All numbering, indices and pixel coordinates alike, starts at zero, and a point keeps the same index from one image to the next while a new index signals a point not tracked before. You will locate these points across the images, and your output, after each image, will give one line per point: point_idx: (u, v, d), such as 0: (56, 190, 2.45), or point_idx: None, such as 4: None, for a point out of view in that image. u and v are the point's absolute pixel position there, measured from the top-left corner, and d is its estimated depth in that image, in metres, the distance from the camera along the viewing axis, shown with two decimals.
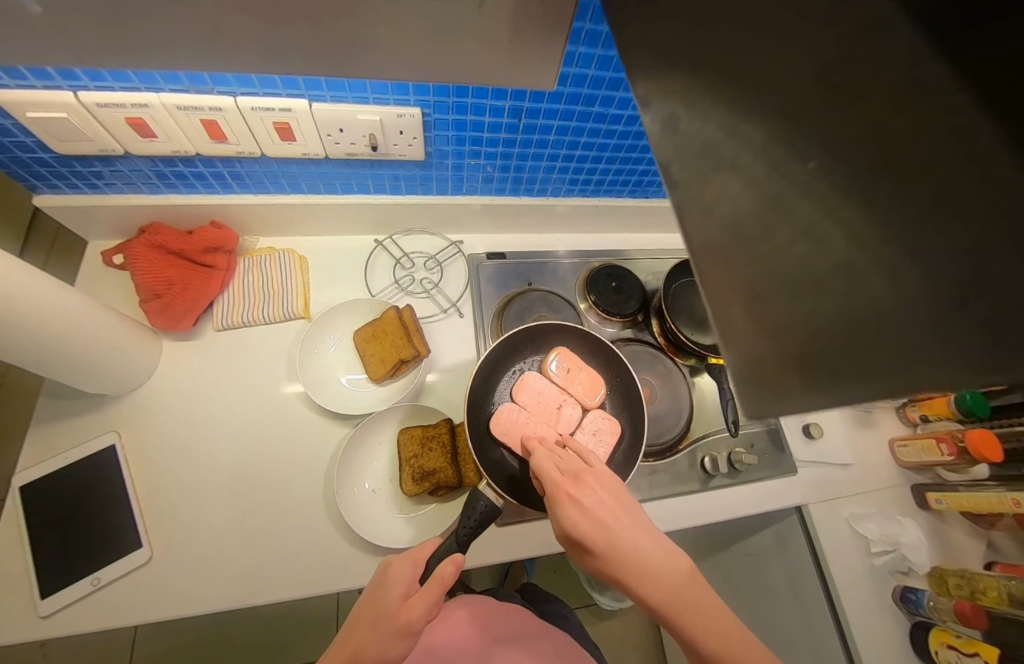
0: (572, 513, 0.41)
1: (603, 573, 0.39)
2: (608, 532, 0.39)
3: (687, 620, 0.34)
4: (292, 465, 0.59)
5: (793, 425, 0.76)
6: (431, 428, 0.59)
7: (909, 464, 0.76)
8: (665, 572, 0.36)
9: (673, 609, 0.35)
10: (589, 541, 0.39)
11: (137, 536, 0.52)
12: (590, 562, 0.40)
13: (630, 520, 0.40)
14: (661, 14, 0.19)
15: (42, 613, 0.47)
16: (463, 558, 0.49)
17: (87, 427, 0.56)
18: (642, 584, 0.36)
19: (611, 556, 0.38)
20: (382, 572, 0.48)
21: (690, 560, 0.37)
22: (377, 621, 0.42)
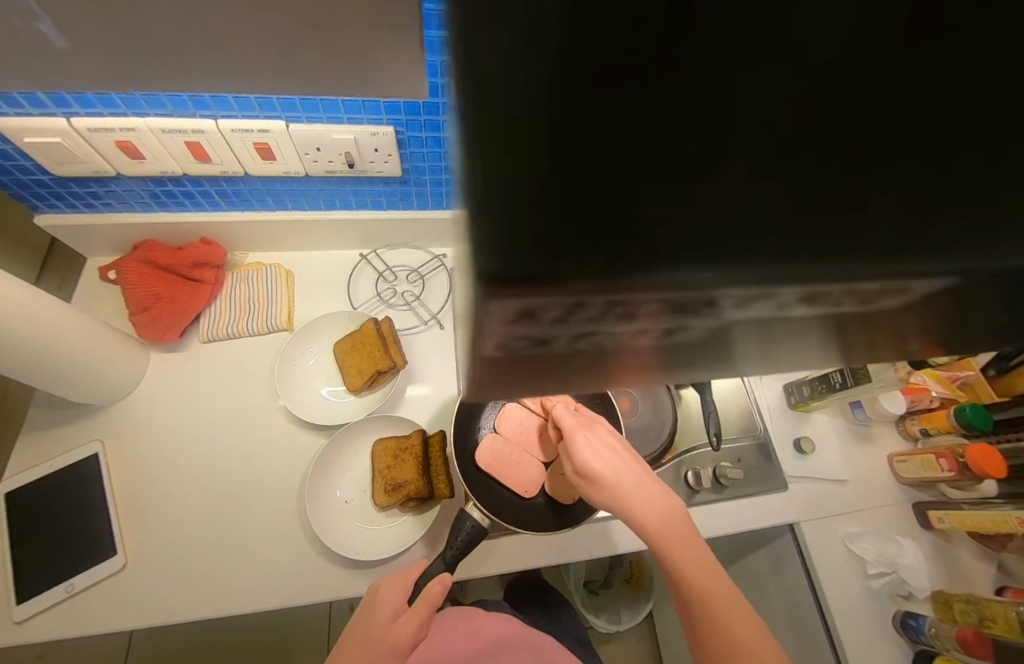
0: (586, 451, 0.49)
1: (604, 499, 0.47)
2: (614, 468, 0.48)
3: (667, 538, 0.43)
4: (266, 475, 0.59)
5: (783, 439, 0.73)
6: (404, 440, 0.59)
7: (909, 481, 0.73)
8: (655, 500, 0.45)
9: (657, 529, 0.44)
10: (597, 473, 0.48)
11: (113, 543, 0.53)
12: (593, 491, 0.48)
13: (632, 463, 0.48)
14: None
15: (18, 619, 0.48)
16: (452, 575, 0.48)
17: (72, 436, 0.58)
18: (636, 506, 0.45)
19: (614, 486, 0.46)
20: (371, 596, 0.48)
21: (678, 499, 0.46)
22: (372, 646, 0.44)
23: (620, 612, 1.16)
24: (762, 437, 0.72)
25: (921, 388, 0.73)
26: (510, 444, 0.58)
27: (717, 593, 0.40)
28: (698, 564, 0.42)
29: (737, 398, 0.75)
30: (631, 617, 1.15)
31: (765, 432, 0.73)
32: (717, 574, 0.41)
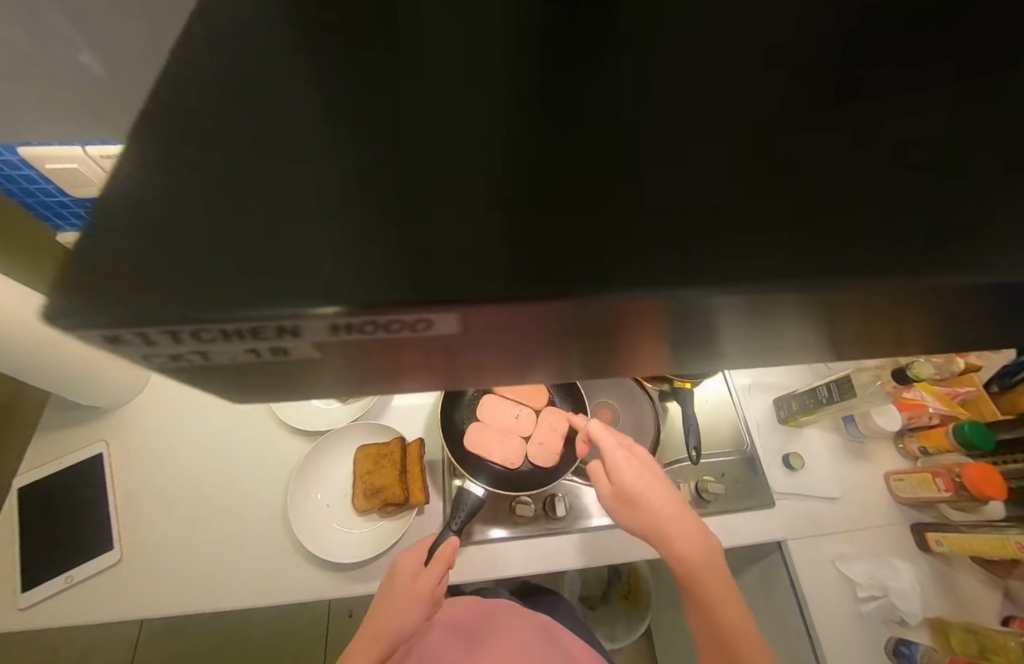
0: (626, 472, 0.50)
1: (639, 520, 0.49)
2: (652, 492, 0.49)
3: (701, 566, 0.45)
4: (254, 478, 0.62)
5: (772, 454, 0.72)
6: (384, 447, 0.61)
7: (908, 500, 0.70)
8: (690, 529, 0.47)
9: (692, 558, 0.46)
10: (636, 495, 0.49)
11: (110, 538, 0.56)
12: (629, 512, 0.50)
13: (667, 489, 0.50)
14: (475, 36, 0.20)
15: (22, 606, 0.52)
16: (459, 540, 0.55)
17: (80, 436, 0.62)
18: (674, 532, 0.47)
19: (651, 510, 0.48)
20: (391, 568, 0.54)
21: (709, 528, 0.48)
22: (395, 599, 0.51)
23: (616, 627, 1.14)
24: (749, 452, 0.71)
25: (918, 404, 0.70)
26: (491, 427, 0.64)
27: (738, 619, 0.43)
28: (725, 593, 0.44)
29: (724, 410, 0.74)
30: (627, 634, 1.13)
31: (753, 447, 0.72)
32: (739, 602, 0.45)
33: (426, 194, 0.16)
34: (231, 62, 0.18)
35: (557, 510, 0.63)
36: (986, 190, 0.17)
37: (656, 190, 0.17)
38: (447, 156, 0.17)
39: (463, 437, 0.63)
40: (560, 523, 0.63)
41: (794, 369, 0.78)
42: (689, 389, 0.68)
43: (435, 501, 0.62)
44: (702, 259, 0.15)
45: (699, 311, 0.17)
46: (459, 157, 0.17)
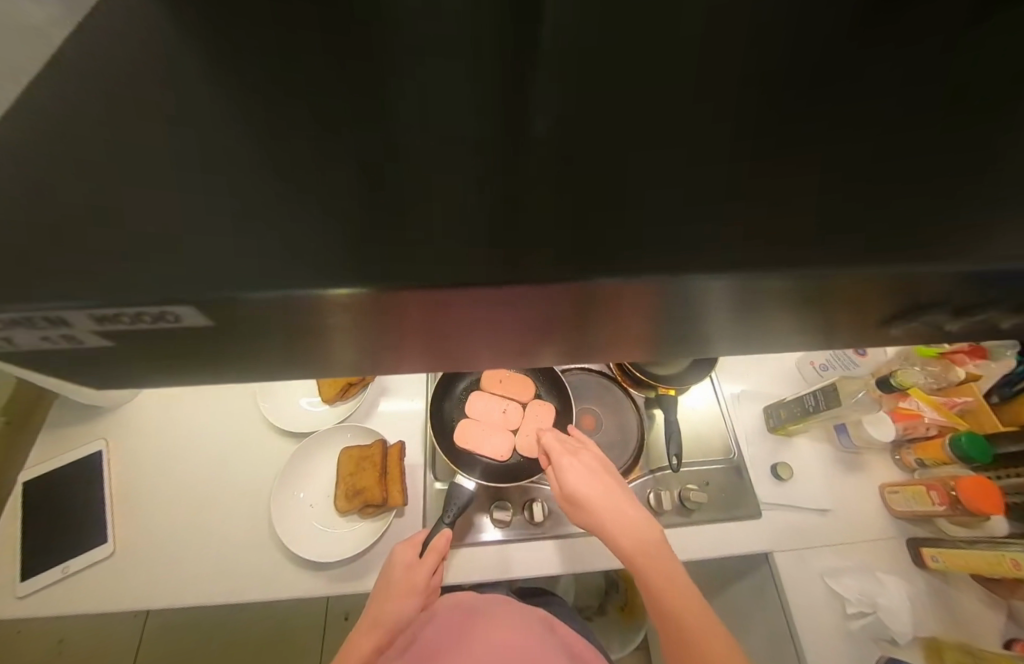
0: (571, 477, 0.53)
1: (588, 521, 0.51)
2: (599, 495, 0.51)
3: (649, 560, 0.48)
4: (241, 477, 0.64)
5: (760, 464, 0.70)
6: (366, 449, 0.63)
7: (903, 515, 0.68)
8: (636, 525, 0.50)
9: (640, 553, 0.48)
10: (583, 498, 0.51)
11: (103, 532, 0.59)
12: (579, 515, 0.52)
13: (614, 487, 0.53)
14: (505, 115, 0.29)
15: (19, 595, 0.55)
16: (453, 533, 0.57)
17: (82, 434, 0.65)
18: (619, 529, 0.50)
19: (598, 511, 0.51)
20: (388, 559, 0.56)
21: (655, 521, 0.51)
22: (391, 591, 0.53)
23: (611, 639, 1.12)
24: (737, 460, 0.70)
25: (913, 414, 0.68)
26: (481, 423, 0.65)
27: (689, 607, 0.46)
28: (675, 583, 0.47)
29: (711, 417, 0.73)
30: (622, 647, 1.10)
31: (740, 456, 0.71)
32: (690, 590, 0.47)
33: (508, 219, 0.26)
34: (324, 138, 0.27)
35: (536, 516, 0.63)
36: (846, 220, 0.26)
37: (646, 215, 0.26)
38: (520, 194, 0.26)
39: (453, 433, 0.65)
40: (540, 528, 0.64)
41: (783, 378, 0.77)
42: (673, 395, 0.67)
43: (415, 504, 0.63)
44: (647, 259, 0.24)
45: (602, 290, 0.25)
46: (526, 195, 0.26)
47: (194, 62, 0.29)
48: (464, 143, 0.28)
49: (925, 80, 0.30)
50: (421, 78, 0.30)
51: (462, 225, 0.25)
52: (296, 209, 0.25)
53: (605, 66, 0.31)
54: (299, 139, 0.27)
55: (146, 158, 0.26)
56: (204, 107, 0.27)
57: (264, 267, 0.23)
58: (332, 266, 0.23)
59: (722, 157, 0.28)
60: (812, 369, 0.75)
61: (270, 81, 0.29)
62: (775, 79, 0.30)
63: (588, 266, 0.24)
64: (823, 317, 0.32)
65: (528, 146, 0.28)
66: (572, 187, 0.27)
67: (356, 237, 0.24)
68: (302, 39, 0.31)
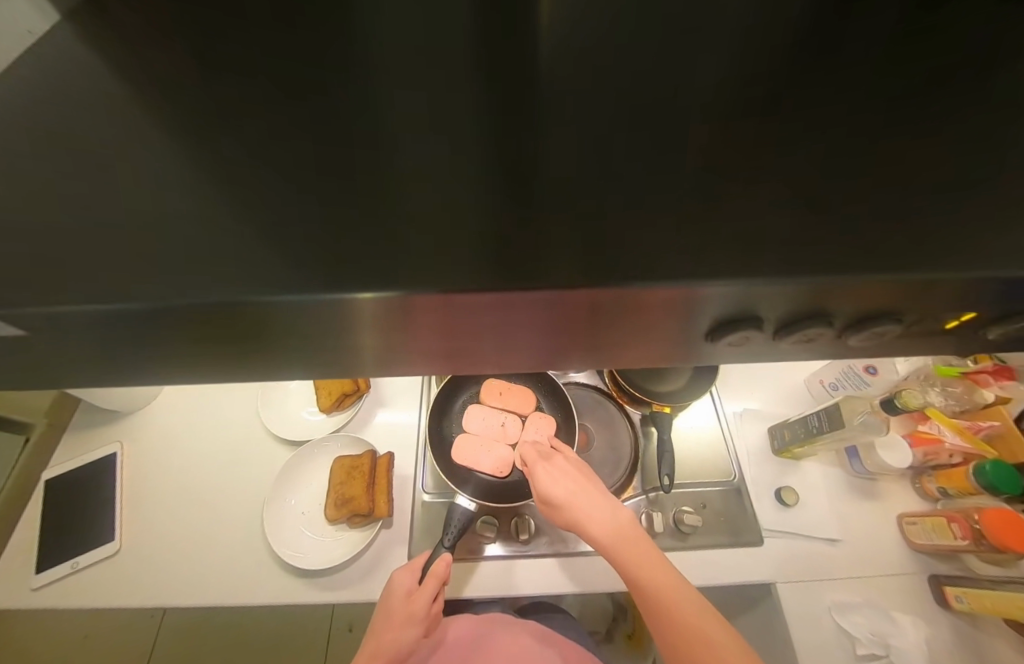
0: (545, 479, 0.54)
1: (568, 522, 0.52)
2: (574, 495, 0.52)
3: (631, 558, 0.47)
4: (239, 483, 0.66)
5: (764, 488, 0.67)
6: (356, 459, 0.64)
7: (925, 549, 0.62)
8: (614, 522, 0.50)
9: (620, 549, 0.48)
10: (558, 499, 0.52)
11: (111, 531, 0.62)
12: (559, 517, 0.53)
13: (590, 486, 0.53)
14: (505, 130, 0.30)
15: (35, 586, 0.59)
16: (453, 557, 0.56)
17: (101, 437, 0.70)
18: (597, 528, 0.49)
19: (574, 511, 0.51)
20: (387, 587, 0.55)
21: (633, 516, 0.50)
22: (390, 619, 0.52)
23: None
24: (737, 482, 0.67)
25: (934, 439, 0.63)
26: (480, 438, 0.64)
27: (682, 603, 0.43)
28: (664, 580, 0.45)
29: (711, 437, 0.70)
30: None
31: (741, 478, 0.67)
32: (683, 586, 0.45)
33: (509, 229, 0.26)
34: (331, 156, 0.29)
35: (522, 533, 0.62)
36: (831, 235, 0.26)
37: (637, 228, 0.26)
38: (524, 208, 0.27)
39: (453, 449, 0.64)
40: (529, 546, 0.62)
41: (791, 397, 0.74)
42: (668, 415, 0.65)
43: (402, 515, 0.63)
44: (643, 270, 0.25)
45: (609, 299, 0.26)
46: (527, 208, 0.27)
47: (164, 85, 0.31)
48: (459, 158, 0.29)
49: (874, 99, 0.30)
50: (381, 100, 0.31)
51: (419, 235, 0.26)
52: (259, 224, 0.26)
53: (559, 85, 0.32)
54: (257, 159, 0.28)
55: (134, 175, 0.28)
56: (185, 130, 0.29)
57: (228, 282, 0.25)
58: (292, 278, 0.25)
59: (670, 174, 0.28)
60: (821, 388, 0.71)
61: (234, 103, 0.30)
62: (726, 97, 0.31)
63: (597, 279, 0.25)
64: (784, 332, 0.31)
65: (523, 159, 0.29)
66: (526, 197, 0.28)
67: (361, 249, 0.26)
68: (269, 63, 0.32)
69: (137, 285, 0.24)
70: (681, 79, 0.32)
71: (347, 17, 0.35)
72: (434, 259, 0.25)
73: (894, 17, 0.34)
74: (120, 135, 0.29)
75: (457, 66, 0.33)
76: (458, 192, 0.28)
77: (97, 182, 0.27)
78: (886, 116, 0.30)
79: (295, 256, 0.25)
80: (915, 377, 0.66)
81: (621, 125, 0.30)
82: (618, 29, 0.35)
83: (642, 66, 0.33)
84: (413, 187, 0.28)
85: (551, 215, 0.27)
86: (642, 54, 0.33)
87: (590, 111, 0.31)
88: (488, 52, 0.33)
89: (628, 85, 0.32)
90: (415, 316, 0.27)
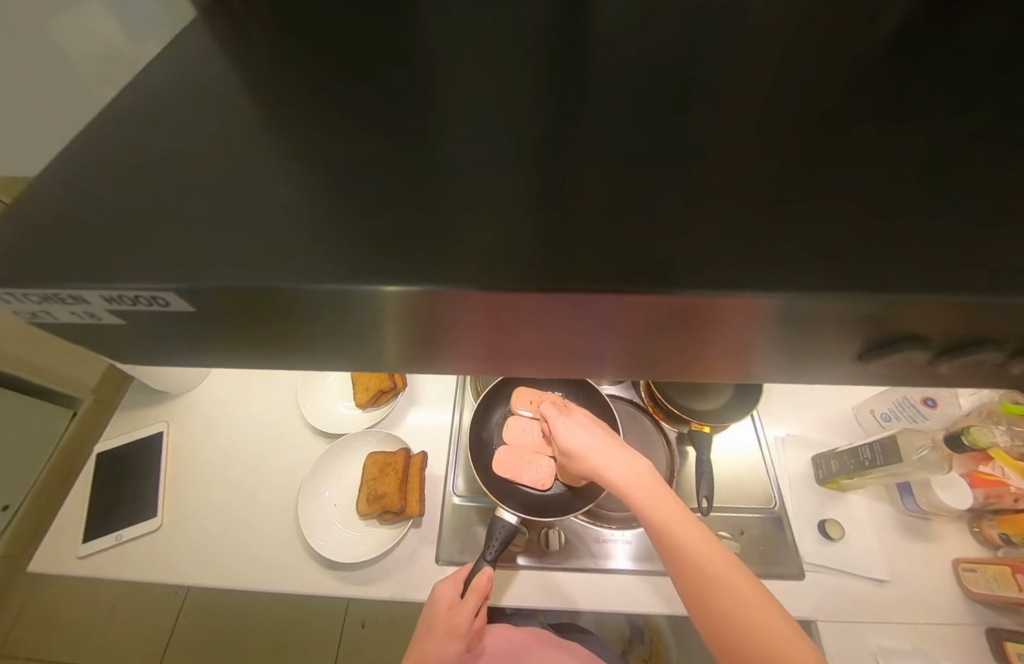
0: (562, 429, 0.54)
1: (582, 470, 0.52)
2: (588, 442, 0.52)
3: (644, 499, 0.46)
4: (273, 472, 0.67)
5: (807, 519, 0.64)
6: (390, 456, 0.65)
7: (981, 598, 0.58)
8: (629, 467, 0.49)
9: (632, 491, 0.47)
10: (572, 446, 0.52)
11: (154, 508, 0.64)
12: (573, 465, 0.53)
13: (607, 436, 0.53)
14: (567, 129, 0.29)
15: (81, 554, 0.62)
16: (495, 571, 0.54)
17: (149, 416, 0.73)
18: (610, 471, 0.49)
19: (587, 457, 0.51)
20: (430, 596, 0.55)
21: (650, 465, 0.49)
22: (432, 630, 0.52)
23: None
24: (778, 509, 0.64)
25: (997, 481, 0.59)
26: (519, 449, 0.64)
27: (695, 543, 0.41)
28: (677, 521, 0.43)
29: (750, 461, 0.68)
30: None
31: (783, 507, 0.64)
32: (700, 530, 0.43)
33: (551, 231, 0.25)
34: (391, 149, 0.29)
35: (551, 544, 0.62)
36: (934, 248, 0.23)
37: (703, 234, 0.24)
38: (576, 208, 0.26)
39: (492, 460, 0.64)
40: (559, 558, 0.62)
41: (838, 426, 0.70)
42: (707, 434, 0.63)
43: (431, 516, 0.63)
44: (704, 278, 0.23)
45: (649, 305, 0.24)
46: (580, 207, 0.26)
47: (248, 87, 0.31)
48: (513, 156, 0.28)
49: (988, 111, 0.28)
50: (447, 97, 0.31)
51: (470, 230, 0.25)
52: (332, 222, 0.26)
53: (638, 95, 0.31)
54: (331, 160, 0.28)
55: (206, 158, 0.28)
56: (259, 119, 0.30)
57: (298, 277, 0.24)
58: (358, 278, 0.24)
59: (746, 178, 0.26)
60: (871, 418, 0.68)
61: (310, 105, 0.30)
62: (807, 101, 0.29)
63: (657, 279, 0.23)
64: (887, 358, 0.28)
65: (580, 158, 0.28)
66: (603, 207, 0.26)
67: (402, 242, 0.25)
68: (346, 68, 0.33)
69: (207, 274, 0.24)
70: (772, 92, 0.30)
71: (420, 19, 0.35)
72: (469, 261, 0.24)
73: (1012, 30, 0.31)
74: (199, 131, 0.29)
75: (525, 68, 0.32)
76: (499, 191, 0.27)
77: (170, 166, 0.27)
78: (994, 129, 0.27)
79: (342, 245, 0.25)
80: (976, 413, 0.62)
81: (709, 136, 0.28)
82: (701, 40, 0.33)
83: (730, 77, 0.31)
84: (486, 189, 0.27)
85: (601, 218, 0.25)
86: (726, 61, 0.32)
87: (675, 124, 0.29)
88: (552, 56, 0.33)
89: (714, 96, 0.30)
90: (434, 313, 0.26)
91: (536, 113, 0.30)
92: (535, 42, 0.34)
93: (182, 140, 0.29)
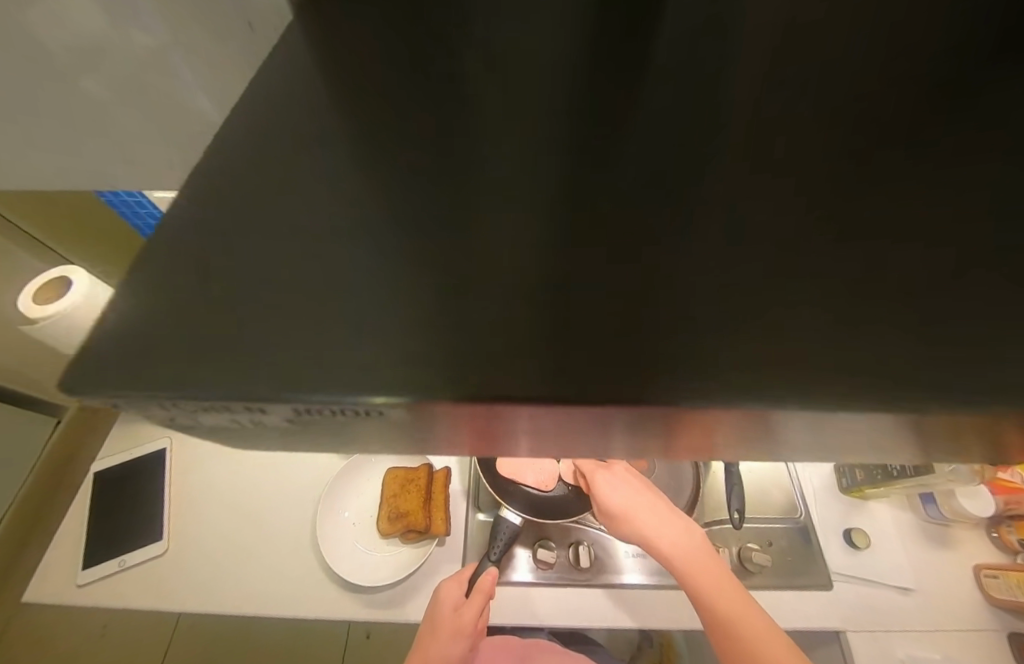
0: (605, 489, 0.51)
1: (625, 532, 0.51)
2: (635, 506, 0.50)
3: (699, 575, 0.47)
4: (285, 490, 0.64)
5: (831, 528, 0.64)
6: (413, 472, 0.63)
7: (1003, 604, 0.59)
8: (680, 536, 0.50)
9: (686, 565, 0.48)
10: (618, 509, 0.50)
11: (160, 531, 0.61)
12: (615, 526, 0.52)
13: (653, 498, 0.52)
14: (638, 130, 0.25)
15: (80, 582, 0.58)
16: (500, 571, 0.54)
17: (151, 431, 0.69)
18: (661, 541, 0.49)
19: (637, 523, 0.50)
20: (433, 595, 0.54)
21: (700, 532, 0.50)
22: (436, 630, 0.50)
23: None
24: (803, 519, 0.64)
25: (1016, 488, 0.60)
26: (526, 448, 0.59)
27: (749, 621, 0.45)
28: (732, 600, 0.46)
29: (774, 470, 0.67)
30: None
31: (807, 516, 0.64)
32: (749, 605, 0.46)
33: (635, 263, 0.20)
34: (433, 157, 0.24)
35: (581, 562, 0.60)
36: None
37: (834, 249, 0.20)
38: (661, 225, 0.21)
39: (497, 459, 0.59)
40: (588, 575, 0.60)
41: None
42: None
43: (456, 535, 0.61)
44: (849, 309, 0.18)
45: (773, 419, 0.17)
46: (666, 221, 0.21)
47: (286, 93, 0.28)
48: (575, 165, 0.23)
49: None
50: (498, 95, 0.27)
51: (532, 256, 0.20)
52: (379, 253, 0.20)
53: (744, 91, 0.25)
54: (378, 179, 0.23)
55: (229, 171, 0.24)
56: (290, 126, 0.26)
57: (339, 333, 0.18)
58: (405, 334, 0.18)
59: (866, 181, 0.21)
60: None
61: (354, 111, 0.26)
62: (922, 85, 0.24)
63: (790, 310, 0.18)
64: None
65: (658, 165, 0.23)
66: (663, 235, 0.21)
67: (449, 271, 0.20)
68: (387, 63, 0.29)
69: (211, 316, 0.18)
70: (909, 85, 0.24)
71: (462, 8, 0.32)
72: (530, 307, 0.18)
73: None
74: (231, 141, 0.25)
75: (581, 57, 0.28)
76: (559, 218, 0.21)
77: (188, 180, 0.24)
78: None
79: (378, 271, 0.20)
80: None
81: (843, 142, 0.23)
82: (794, 21, 0.28)
83: (851, 67, 0.26)
84: (543, 206, 0.22)
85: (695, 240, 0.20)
86: (814, 42, 0.27)
87: (785, 122, 0.24)
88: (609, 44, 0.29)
89: (837, 92, 0.25)
90: (464, 415, 0.17)
91: (623, 119, 0.25)
92: (606, 30, 0.30)
93: (211, 154, 0.25)
